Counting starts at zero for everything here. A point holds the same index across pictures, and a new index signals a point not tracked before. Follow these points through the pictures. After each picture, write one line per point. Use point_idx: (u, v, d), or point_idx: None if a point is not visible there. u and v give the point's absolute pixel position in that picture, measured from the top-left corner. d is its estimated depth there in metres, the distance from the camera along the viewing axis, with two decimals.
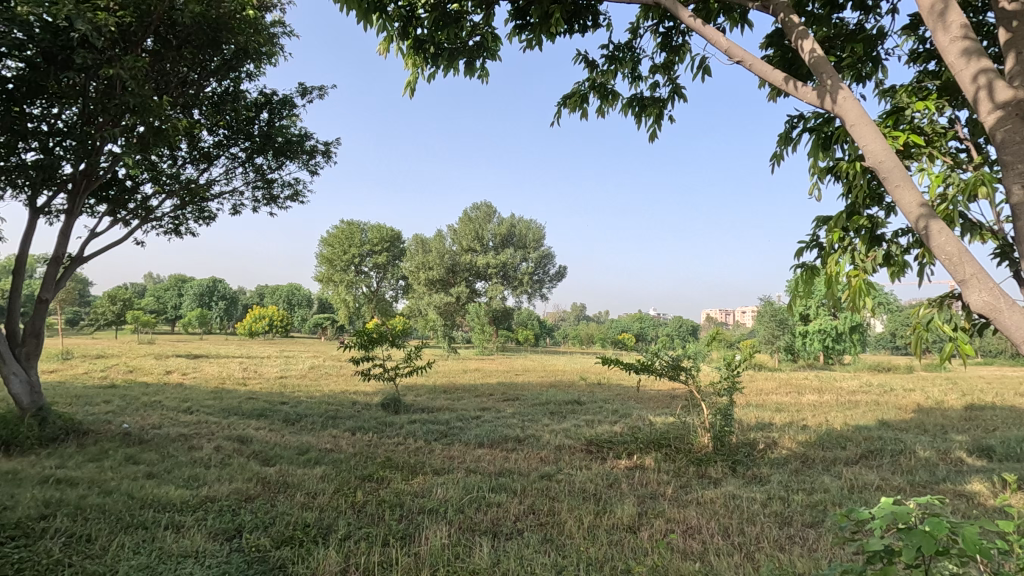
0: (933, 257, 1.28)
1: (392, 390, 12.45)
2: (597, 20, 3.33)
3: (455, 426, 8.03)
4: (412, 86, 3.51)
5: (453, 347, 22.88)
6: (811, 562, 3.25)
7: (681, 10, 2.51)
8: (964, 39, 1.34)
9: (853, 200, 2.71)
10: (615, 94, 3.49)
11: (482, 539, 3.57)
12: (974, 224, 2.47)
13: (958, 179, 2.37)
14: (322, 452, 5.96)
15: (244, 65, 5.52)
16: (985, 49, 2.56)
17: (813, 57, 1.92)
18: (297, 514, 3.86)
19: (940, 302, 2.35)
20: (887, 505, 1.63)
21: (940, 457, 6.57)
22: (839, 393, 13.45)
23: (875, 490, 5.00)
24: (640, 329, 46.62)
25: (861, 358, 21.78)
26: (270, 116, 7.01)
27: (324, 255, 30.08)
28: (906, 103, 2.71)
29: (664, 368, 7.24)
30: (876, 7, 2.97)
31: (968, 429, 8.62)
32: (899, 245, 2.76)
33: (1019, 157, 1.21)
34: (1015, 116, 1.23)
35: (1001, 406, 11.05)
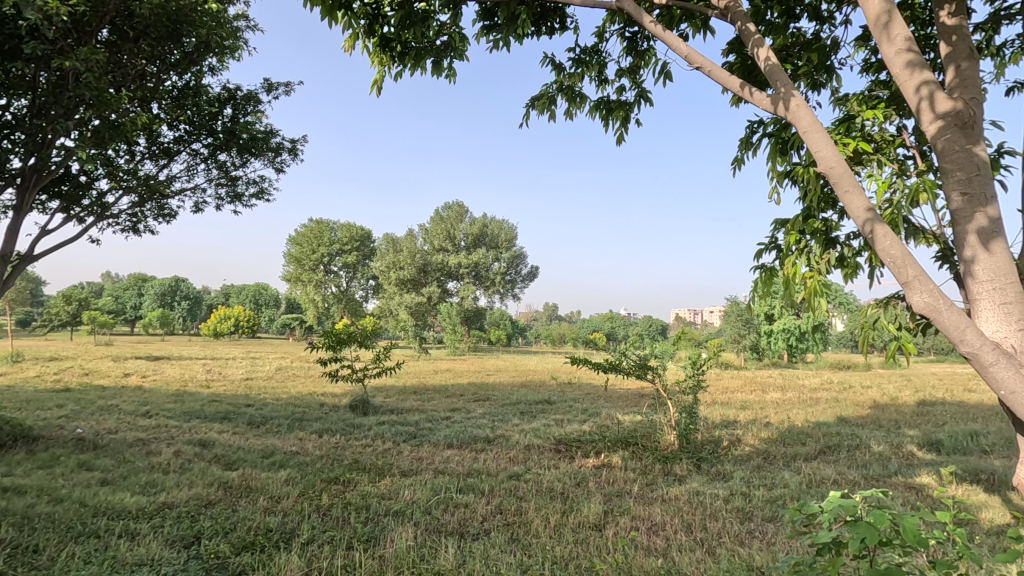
0: (887, 264, 1.37)
1: (360, 391, 12.31)
2: (564, 24, 3.40)
3: (424, 427, 8.00)
4: (379, 85, 3.51)
5: (423, 347, 22.74)
6: (768, 556, 3.37)
7: (643, 16, 2.57)
8: (909, 51, 1.45)
9: (809, 204, 2.85)
10: (582, 95, 3.56)
11: (448, 540, 3.59)
12: (918, 228, 2.61)
13: (904, 185, 2.51)
14: (287, 455, 5.86)
15: (206, 58, 5.46)
16: (930, 61, 2.74)
17: (769, 65, 2.02)
18: (260, 519, 3.81)
19: (886, 303, 2.49)
20: (835, 499, 1.70)
21: (893, 451, 6.86)
22: (801, 390, 13.92)
23: (831, 484, 5.20)
24: (611, 328, 47.20)
25: (823, 358, 22.48)
26: (233, 111, 6.87)
27: (292, 254, 29.50)
28: (858, 112, 2.87)
29: (632, 367, 7.38)
30: (830, 18, 3.13)
31: (920, 424, 9.00)
32: (851, 247, 2.90)
33: (957, 166, 1.40)
34: (954, 126, 1.39)
35: (950, 402, 11.55)
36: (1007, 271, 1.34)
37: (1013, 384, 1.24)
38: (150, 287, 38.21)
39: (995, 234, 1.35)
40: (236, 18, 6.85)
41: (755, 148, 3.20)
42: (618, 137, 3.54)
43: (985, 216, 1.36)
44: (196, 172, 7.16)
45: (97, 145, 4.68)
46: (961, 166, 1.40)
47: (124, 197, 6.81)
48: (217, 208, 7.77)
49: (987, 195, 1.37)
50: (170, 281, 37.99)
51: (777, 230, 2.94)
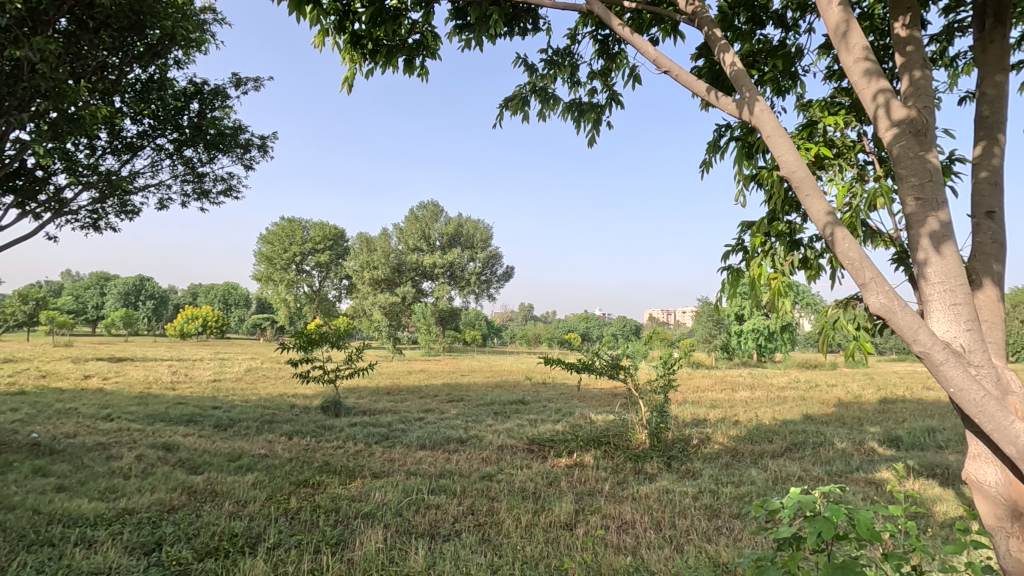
0: (843, 264, 1.37)
1: (332, 392, 12.14)
2: (537, 25, 3.41)
3: (397, 428, 7.93)
4: (349, 83, 3.45)
5: (398, 347, 22.56)
6: (734, 552, 3.43)
7: (611, 19, 2.59)
8: (867, 59, 1.50)
9: (773, 207, 2.91)
10: (554, 97, 3.58)
11: (418, 542, 3.56)
12: (876, 232, 2.68)
13: (863, 189, 2.57)
14: (255, 458, 5.73)
15: (171, 51, 5.32)
16: (888, 70, 2.83)
17: (734, 70, 2.05)
18: (224, 524, 3.71)
19: (845, 304, 2.54)
20: (795, 495, 1.73)
21: (855, 448, 7.06)
22: (769, 389, 14.25)
23: (796, 480, 5.32)
24: (586, 328, 47.58)
25: (791, 357, 23.03)
26: (200, 106, 6.70)
27: (263, 253, 28.89)
28: (820, 117, 2.94)
29: (605, 367, 7.45)
30: (794, 26, 3.22)
31: (881, 421, 9.29)
32: (814, 250, 2.97)
33: (911, 171, 1.42)
34: (909, 133, 1.42)
35: (910, 400, 11.96)
36: (957, 272, 1.34)
37: (963, 382, 1.22)
38: (112, 286, 37.01)
39: (947, 236, 1.35)
40: (202, 11, 6.68)
41: (723, 151, 3.26)
42: (591, 139, 3.57)
43: (938, 220, 1.36)
44: (161, 168, 6.95)
45: (54, 139, 4.47)
46: (915, 172, 1.41)
47: (84, 192, 6.56)
48: (182, 205, 7.57)
49: (939, 200, 1.38)
50: (135, 280, 36.82)
51: (743, 232, 2.99)
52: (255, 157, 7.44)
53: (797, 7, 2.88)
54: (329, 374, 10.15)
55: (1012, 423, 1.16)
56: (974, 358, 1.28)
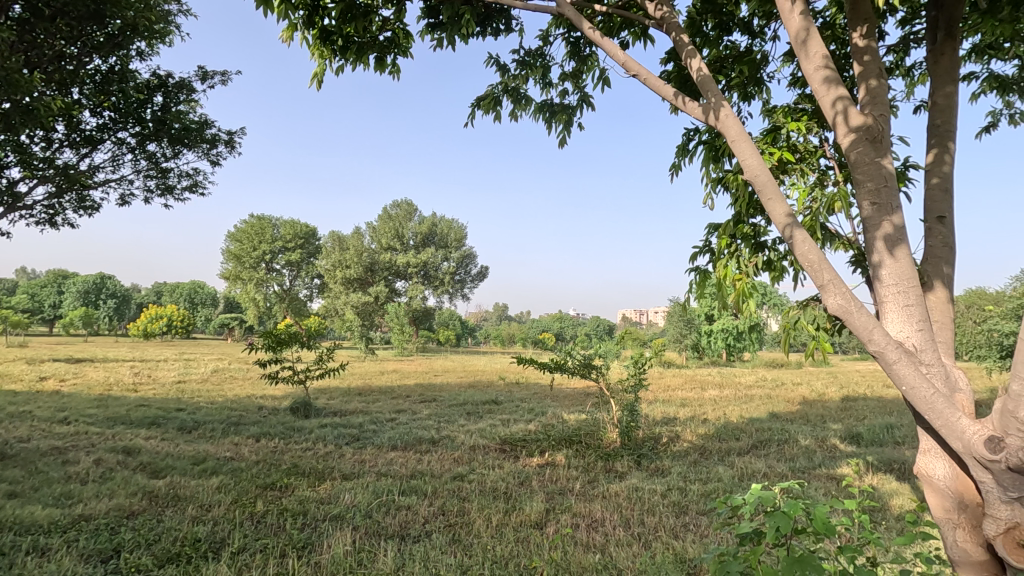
0: (804, 266, 1.50)
1: (301, 393, 11.94)
2: (509, 26, 3.43)
3: (368, 429, 7.84)
4: (320, 79, 3.41)
5: (370, 347, 22.28)
6: (700, 548, 3.51)
7: (582, 22, 2.62)
8: (827, 68, 1.61)
9: (738, 210, 2.98)
10: (526, 98, 3.61)
11: (387, 543, 3.53)
12: (834, 234, 2.78)
13: (823, 193, 2.66)
14: (220, 461, 5.60)
15: (133, 42, 5.16)
16: (847, 78, 2.93)
17: (701, 75, 2.11)
18: (187, 529, 3.61)
19: (805, 304, 2.63)
20: (756, 491, 1.78)
21: (818, 444, 7.27)
22: (738, 387, 14.56)
23: (760, 477, 5.45)
24: (560, 328, 47.86)
25: (759, 356, 23.58)
26: (164, 100, 6.51)
27: (231, 251, 28.21)
28: (783, 123, 3.02)
29: (577, 366, 7.51)
30: (760, 33, 3.31)
31: (843, 419, 9.59)
32: (777, 251, 3.06)
33: (867, 177, 1.56)
34: (864, 140, 1.56)
35: (871, 398, 12.38)
36: (909, 274, 1.48)
37: (915, 381, 1.35)
38: (71, 284, 35.66)
39: (899, 240, 1.49)
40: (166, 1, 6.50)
41: (691, 154, 3.33)
42: (562, 140, 3.61)
43: (892, 224, 1.51)
44: (122, 162, 6.72)
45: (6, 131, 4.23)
46: (872, 177, 1.55)
47: (40, 187, 6.31)
48: (144, 201, 7.34)
49: (893, 205, 1.52)
50: (94, 279, 35.50)
51: (709, 234, 3.07)
52: (221, 153, 7.27)
53: (762, 15, 2.97)
54: (299, 375, 9.98)
55: (958, 419, 1.28)
56: (924, 356, 1.41)
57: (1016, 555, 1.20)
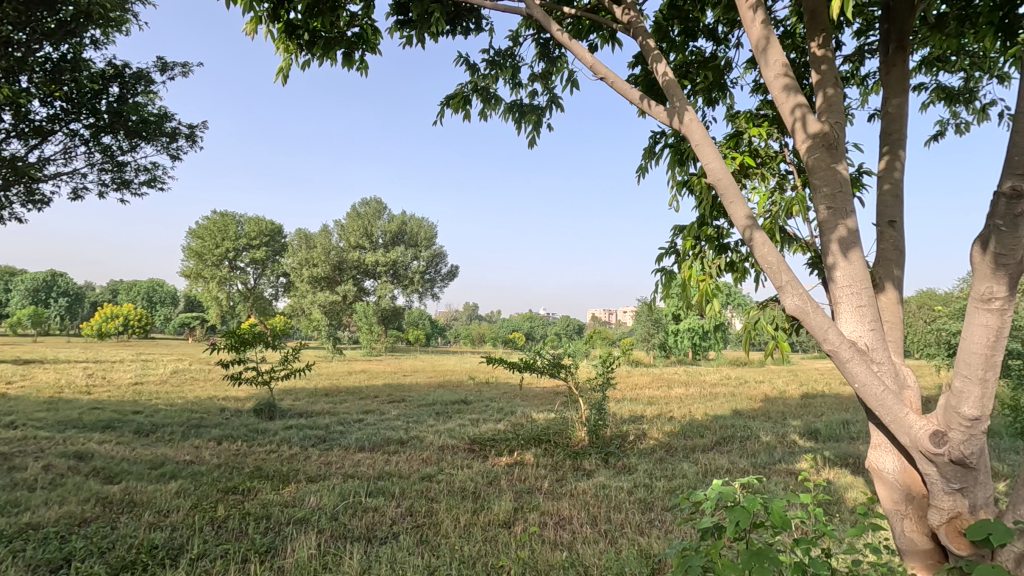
0: (763, 265, 1.57)
1: (265, 394, 11.66)
2: (479, 25, 3.44)
3: (334, 431, 7.73)
4: (286, 73, 3.36)
5: (337, 347, 21.91)
6: (664, 543, 3.59)
7: (551, 24, 2.65)
8: (786, 76, 1.75)
9: (703, 213, 3.08)
10: (496, 97, 3.63)
11: (353, 546, 3.49)
12: (793, 237, 2.89)
13: (782, 198, 2.77)
14: (179, 465, 5.44)
15: (87, 30, 4.96)
16: (806, 86, 3.05)
17: (666, 80, 2.17)
18: (143, 535, 3.50)
19: (765, 305, 2.74)
20: (717, 487, 1.84)
21: (778, 440, 7.51)
22: (703, 386, 14.90)
23: (723, 473, 5.61)
24: (530, 328, 48.06)
25: (723, 355, 24.16)
26: (120, 91, 6.28)
27: (192, 248, 27.33)
28: (746, 129, 3.12)
29: (546, 366, 7.56)
30: (725, 40, 3.42)
31: (801, 415, 9.93)
32: (739, 253, 3.16)
33: (824, 181, 1.70)
34: (821, 146, 1.70)
35: (829, 395, 12.84)
36: (860, 276, 1.63)
37: (867, 378, 1.46)
38: (18, 282, 33.92)
39: (853, 243, 1.64)
40: None
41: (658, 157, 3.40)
42: (531, 140, 3.65)
43: (845, 228, 1.65)
44: (75, 155, 6.45)
45: None
46: (827, 182, 1.69)
47: None
48: (98, 196, 7.07)
49: (847, 210, 1.67)
50: (44, 276, 33.85)
51: (675, 236, 3.15)
52: (181, 147, 7.05)
53: (726, 22, 3.07)
54: (264, 376, 9.75)
55: (904, 415, 1.41)
56: (875, 355, 1.57)
57: (957, 542, 1.38)
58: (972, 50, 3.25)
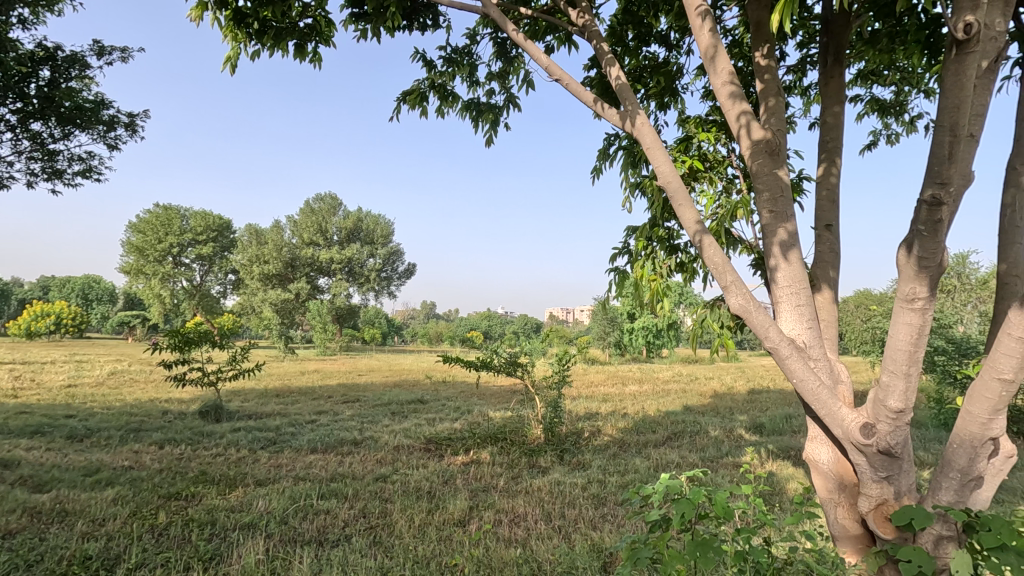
0: (711, 267, 1.68)
1: (212, 396, 11.23)
2: (436, 22, 3.44)
3: (285, 432, 7.54)
4: (234, 62, 3.26)
5: (290, 347, 21.29)
6: (616, 537, 3.69)
7: (507, 24, 2.68)
8: (732, 84, 1.83)
9: (654, 214, 3.18)
10: (453, 95, 3.64)
11: (303, 550, 3.44)
12: (738, 239, 3.02)
13: (728, 201, 2.90)
14: (117, 471, 5.18)
15: (14, 7, 4.65)
16: (751, 94, 3.20)
17: (619, 83, 2.25)
18: (75, 546, 3.33)
19: (712, 304, 2.86)
20: (664, 480, 1.92)
21: (726, 435, 7.82)
22: (656, 383, 15.31)
23: (673, 467, 5.80)
24: (488, 326, 48.10)
25: (676, 353, 24.87)
26: (52, 74, 5.92)
27: (133, 243, 25.96)
28: (695, 133, 3.24)
29: (503, 364, 7.59)
30: (677, 46, 3.54)
31: (748, 410, 10.35)
32: (688, 254, 3.28)
33: (766, 185, 1.82)
34: (764, 152, 1.82)
35: (773, 390, 13.43)
36: (799, 277, 1.76)
37: (804, 374, 1.61)
38: None
39: (792, 246, 1.77)
40: None
41: (612, 159, 3.49)
42: (488, 139, 3.68)
43: (785, 231, 1.78)
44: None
45: None
46: (769, 187, 1.81)
47: None
48: (27, 186, 6.65)
49: (787, 213, 1.80)
50: None
51: (628, 236, 3.24)
52: (120, 136, 6.72)
53: (678, 29, 3.19)
54: (211, 376, 9.39)
55: (837, 408, 1.56)
56: (812, 351, 1.71)
57: (882, 526, 1.52)
58: (902, 66, 3.49)
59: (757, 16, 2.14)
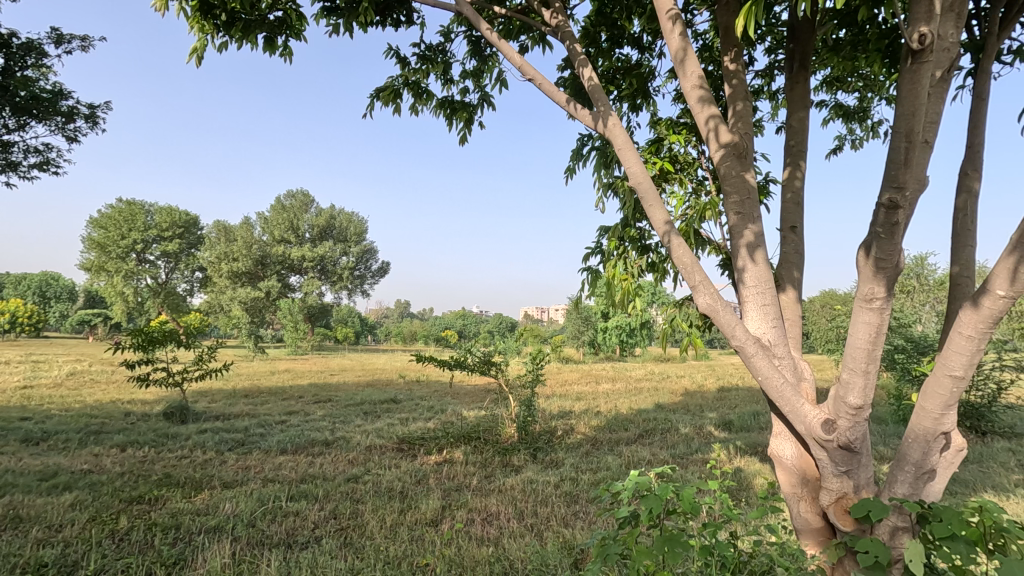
0: (680, 268, 1.71)
1: (177, 397, 10.92)
2: (410, 19, 3.42)
3: (254, 433, 7.39)
4: (201, 54, 3.18)
5: (260, 346, 20.84)
6: (587, 534, 3.73)
7: (481, 22, 2.68)
8: (701, 88, 1.88)
9: (626, 215, 3.22)
10: (427, 92, 3.62)
11: (272, 552, 3.39)
12: (707, 239, 3.09)
13: (697, 202, 2.96)
14: (75, 475, 5.01)
15: None
16: (721, 97, 3.27)
17: (592, 85, 2.28)
18: (29, 553, 3.21)
19: (682, 303, 2.91)
20: (634, 477, 1.96)
21: (695, 432, 7.97)
22: (629, 381, 15.52)
23: (644, 464, 5.89)
24: (463, 325, 47.97)
25: (648, 351, 25.23)
26: (6, 62, 5.69)
27: (94, 239, 25.02)
28: (666, 135, 3.30)
29: (477, 363, 7.59)
30: (649, 49, 3.59)
31: (717, 407, 10.57)
32: (659, 254, 3.34)
33: (734, 187, 1.87)
34: (732, 155, 1.87)
35: (742, 388, 13.74)
36: (765, 278, 1.81)
37: (769, 372, 1.66)
38: None
39: (758, 247, 1.82)
40: None
41: (585, 159, 3.52)
42: (462, 137, 3.67)
43: (752, 232, 1.83)
44: None
45: None
46: (737, 190, 1.86)
47: None
48: None
49: (753, 216, 1.85)
50: None
51: (601, 236, 3.27)
52: (79, 127, 6.49)
53: (650, 32, 3.23)
54: (176, 377, 9.13)
55: (800, 404, 1.62)
56: (777, 350, 1.77)
57: (843, 518, 1.58)
58: (865, 74, 3.60)
59: (725, 20, 2.19)
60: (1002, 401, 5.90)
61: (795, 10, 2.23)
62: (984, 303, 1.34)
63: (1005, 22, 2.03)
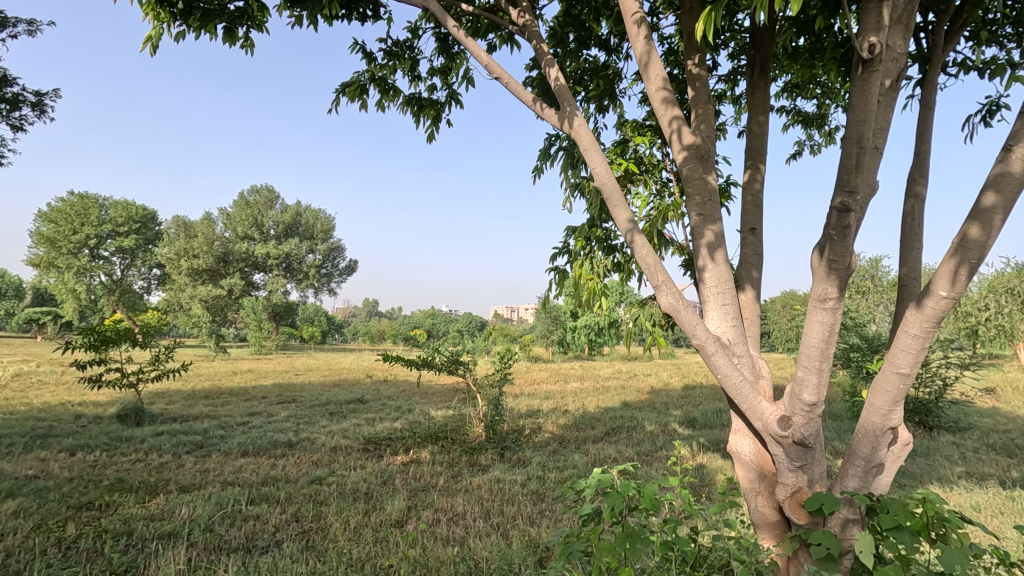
0: (643, 268, 1.71)
1: (132, 398, 10.47)
2: (376, 14, 3.35)
3: (214, 435, 7.15)
4: (157, 43, 3.04)
5: (222, 346, 20.18)
6: (553, 532, 3.74)
7: (447, 19, 2.63)
8: (665, 89, 1.88)
9: (593, 214, 3.23)
10: (394, 89, 3.56)
11: (230, 557, 3.27)
12: (671, 239, 3.13)
13: (661, 203, 2.99)
14: (19, 482, 4.74)
15: None
16: (685, 101, 3.31)
17: (558, 85, 2.27)
18: None
19: (646, 303, 2.94)
20: (597, 475, 1.95)
21: (661, 429, 8.09)
22: (597, 379, 15.67)
23: (610, 462, 5.94)
24: (432, 323, 47.67)
25: (616, 350, 25.55)
26: None
27: (43, 233, 23.75)
28: (632, 136, 3.32)
29: (444, 363, 7.53)
30: (616, 50, 3.61)
31: (681, 405, 10.76)
32: (624, 253, 3.36)
33: (696, 188, 1.89)
34: (693, 156, 1.89)
35: (706, 386, 14.04)
36: (725, 278, 1.84)
37: (728, 371, 1.69)
38: None
39: (718, 247, 1.83)
40: None
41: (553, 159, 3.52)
42: (429, 135, 3.64)
43: (712, 233, 1.86)
44: None
45: None
46: (699, 192, 1.88)
47: None
48: None
49: (714, 216, 1.88)
50: None
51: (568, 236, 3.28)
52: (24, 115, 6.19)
53: (617, 34, 3.24)
54: (131, 377, 8.75)
55: (758, 402, 1.65)
56: (736, 348, 1.79)
57: (797, 511, 1.62)
58: (823, 81, 3.71)
59: (689, 26, 2.20)
60: (947, 397, 6.18)
61: (755, 18, 2.27)
62: (928, 303, 1.37)
63: (949, 35, 2.11)
